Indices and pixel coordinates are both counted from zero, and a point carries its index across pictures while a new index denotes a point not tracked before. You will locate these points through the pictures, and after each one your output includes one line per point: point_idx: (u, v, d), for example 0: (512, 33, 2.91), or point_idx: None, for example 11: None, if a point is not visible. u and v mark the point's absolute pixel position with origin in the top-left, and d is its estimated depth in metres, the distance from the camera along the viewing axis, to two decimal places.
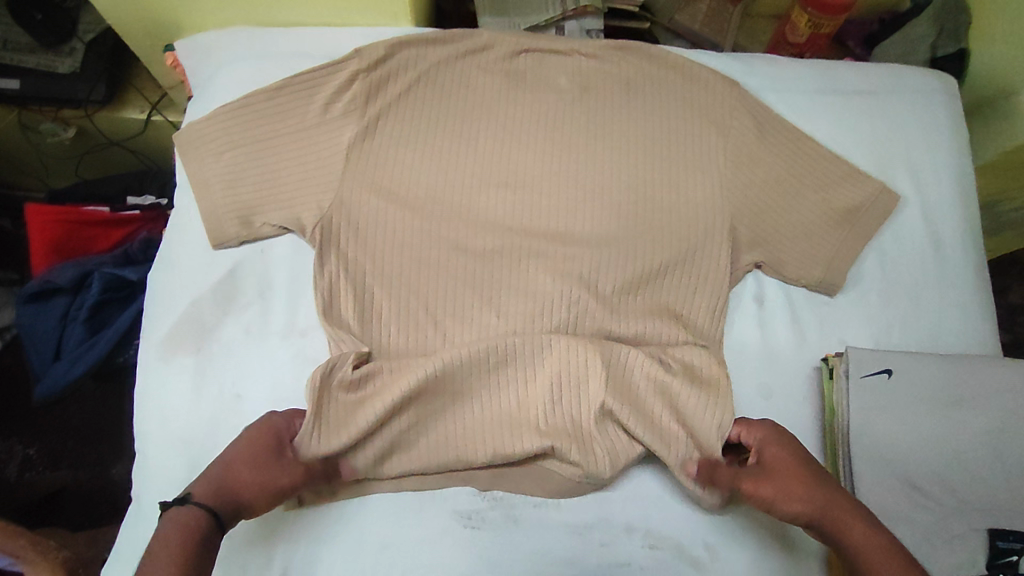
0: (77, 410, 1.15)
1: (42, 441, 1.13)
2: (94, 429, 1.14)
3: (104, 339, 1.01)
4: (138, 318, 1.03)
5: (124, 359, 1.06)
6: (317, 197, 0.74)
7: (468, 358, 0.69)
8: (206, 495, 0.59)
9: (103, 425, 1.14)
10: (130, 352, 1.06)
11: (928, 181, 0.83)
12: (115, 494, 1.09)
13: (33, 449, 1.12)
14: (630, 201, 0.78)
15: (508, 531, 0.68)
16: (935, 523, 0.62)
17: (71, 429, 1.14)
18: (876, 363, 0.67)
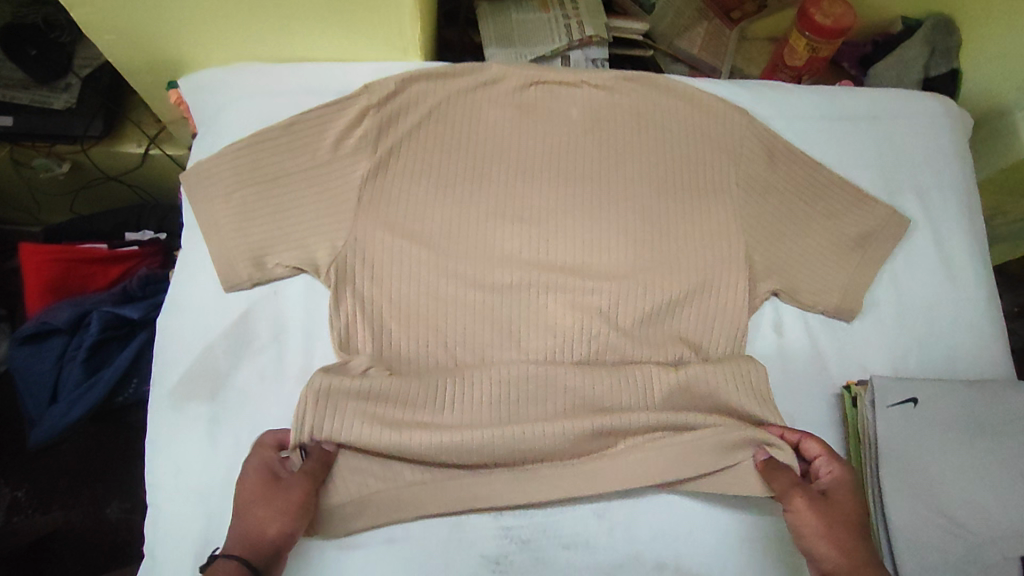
0: (69, 448, 1.11)
1: (31, 482, 1.09)
2: (87, 467, 1.10)
3: (104, 380, 0.98)
4: (138, 355, 1.00)
5: (124, 399, 1.04)
6: (332, 236, 0.73)
7: (494, 396, 0.69)
8: (236, 548, 0.55)
9: (96, 463, 1.10)
10: (131, 391, 1.03)
11: (935, 204, 0.84)
12: (112, 535, 1.06)
13: (22, 492, 1.08)
14: (645, 232, 0.78)
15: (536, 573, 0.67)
16: (969, 552, 0.61)
17: (63, 468, 1.10)
18: (901, 392, 0.67)
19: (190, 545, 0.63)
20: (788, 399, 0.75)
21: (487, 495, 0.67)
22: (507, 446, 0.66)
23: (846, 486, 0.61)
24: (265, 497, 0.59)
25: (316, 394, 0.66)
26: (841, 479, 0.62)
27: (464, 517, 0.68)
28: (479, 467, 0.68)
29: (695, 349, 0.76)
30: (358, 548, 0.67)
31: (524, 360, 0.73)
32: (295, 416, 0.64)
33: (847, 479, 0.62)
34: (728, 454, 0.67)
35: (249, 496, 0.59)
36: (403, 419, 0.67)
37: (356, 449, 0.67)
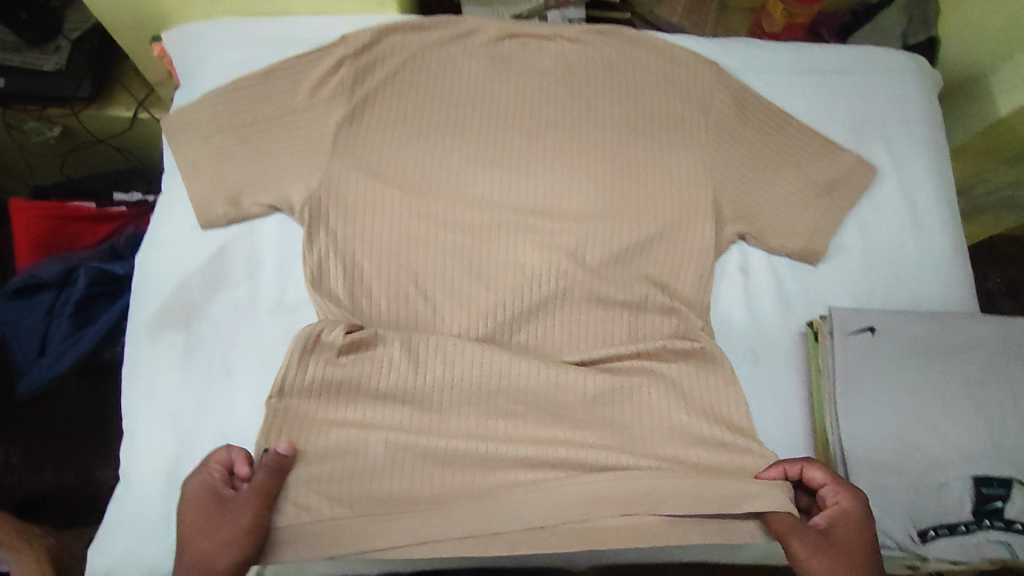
0: (60, 408, 1.08)
1: (23, 441, 1.06)
2: (76, 430, 1.08)
3: (90, 335, 1.00)
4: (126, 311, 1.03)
5: (110, 355, 1.06)
6: (306, 177, 0.75)
7: (463, 329, 0.73)
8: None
9: (87, 426, 1.09)
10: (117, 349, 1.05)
11: (903, 153, 0.86)
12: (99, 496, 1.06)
13: (15, 451, 1.06)
14: (613, 178, 0.80)
15: None
16: (921, 474, 0.64)
17: (54, 429, 1.08)
18: (859, 320, 0.68)
19: (164, 462, 0.66)
20: (756, 337, 0.77)
21: (455, 430, 0.67)
22: (473, 377, 0.70)
23: (850, 522, 0.61)
24: (210, 524, 0.58)
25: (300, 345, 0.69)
26: (848, 515, 0.61)
27: (429, 455, 0.66)
28: (443, 398, 0.69)
29: (665, 289, 0.77)
30: (320, 483, 0.64)
31: (493, 298, 0.74)
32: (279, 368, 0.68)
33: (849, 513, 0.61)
34: (677, 387, 0.71)
35: (200, 524, 0.59)
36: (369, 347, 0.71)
37: (328, 385, 0.68)
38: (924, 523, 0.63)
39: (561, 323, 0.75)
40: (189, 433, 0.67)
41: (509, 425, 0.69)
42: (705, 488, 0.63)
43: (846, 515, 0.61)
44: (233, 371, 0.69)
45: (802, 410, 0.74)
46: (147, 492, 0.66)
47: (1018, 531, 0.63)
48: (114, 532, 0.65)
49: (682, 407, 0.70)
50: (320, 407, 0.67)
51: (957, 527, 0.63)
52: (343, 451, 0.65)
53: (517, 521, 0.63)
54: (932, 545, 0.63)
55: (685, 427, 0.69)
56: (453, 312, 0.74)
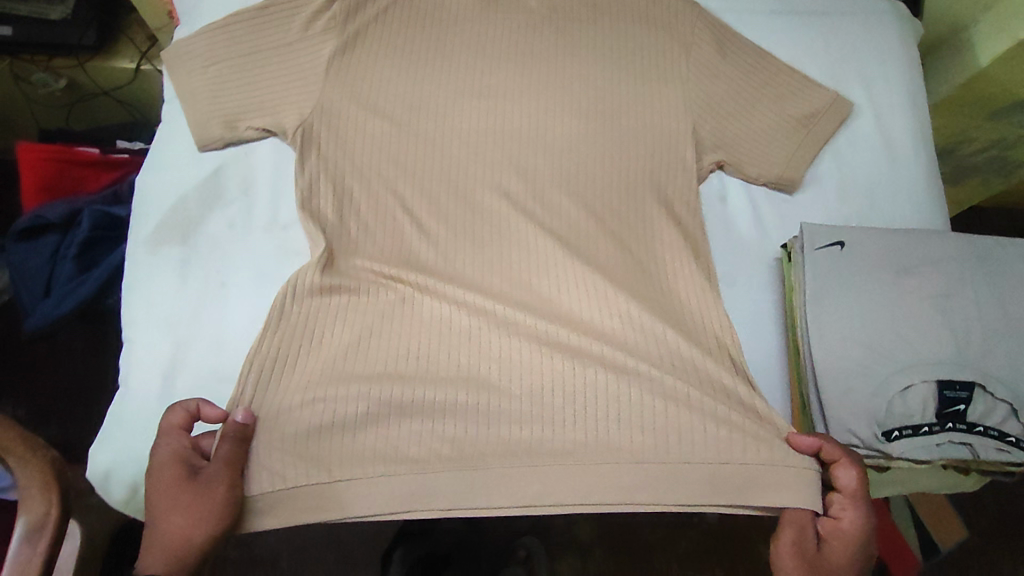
0: (67, 370, 1.18)
1: (30, 400, 1.15)
2: (80, 389, 1.16)
3: (93, 278, 1.02)
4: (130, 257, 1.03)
5: (112, 302, 1.08)
6: (299, 104, 0.78)
7: (453, 251, 0.76)
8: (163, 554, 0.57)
9: (90, 386, 1.17)
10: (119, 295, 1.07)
11: (880, 91, 0.88)
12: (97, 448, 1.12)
13: (22, 410, 1.14)
14: (596, 111, 0.83)
15: None
16: (887, 378, 0.66)
17: (61, 390, 1.16)
18: (828, 236, 0.72)
19: (160, 365, 0.69)
20: (732, 260, 0.79)
21: (444, 344, 0.70)
22: (459, 291, 0.73)
23: (847, 540, 0.63)
24: (181, 498, 0.59)
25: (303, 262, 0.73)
26: (848, 535, 0.63)
27: (415, 364, 0.69)
28: (428, 311, 0.72)
29: (651, 212, 0.78)
30: (310, 389, 0.67)
31: (477, 222, 0.77)
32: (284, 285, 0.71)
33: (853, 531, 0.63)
34: (657, 304, 0.74)
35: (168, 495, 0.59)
36: (361, 266, 0.74)
37: (324, 295, 0.72)
38: (890, 424, 0.65)
39: (538, 244, 0.76)
40: (186, 340, 0.70)
41: (494, 338, 0.71)
42: (684, 423, 0.67)
43: (845, 533, 0.63)
44: (229, 283, 0.73)
45: (774, 327, 0.77)
46: (145, 395, 0.69)
47: (978, 434, 0.65)
48: (114, 431, 0.69)
49: (660, 321, 0.73)
50: (314, 315, 0.71)
51: (921, 428, 0.65)
52: (330, 354, 0.69)
53: (499, 425, 0.67)
54: (895, 445, 0.65)
55: (661, 341, 0.71)
56: (439, 234, 0.76)
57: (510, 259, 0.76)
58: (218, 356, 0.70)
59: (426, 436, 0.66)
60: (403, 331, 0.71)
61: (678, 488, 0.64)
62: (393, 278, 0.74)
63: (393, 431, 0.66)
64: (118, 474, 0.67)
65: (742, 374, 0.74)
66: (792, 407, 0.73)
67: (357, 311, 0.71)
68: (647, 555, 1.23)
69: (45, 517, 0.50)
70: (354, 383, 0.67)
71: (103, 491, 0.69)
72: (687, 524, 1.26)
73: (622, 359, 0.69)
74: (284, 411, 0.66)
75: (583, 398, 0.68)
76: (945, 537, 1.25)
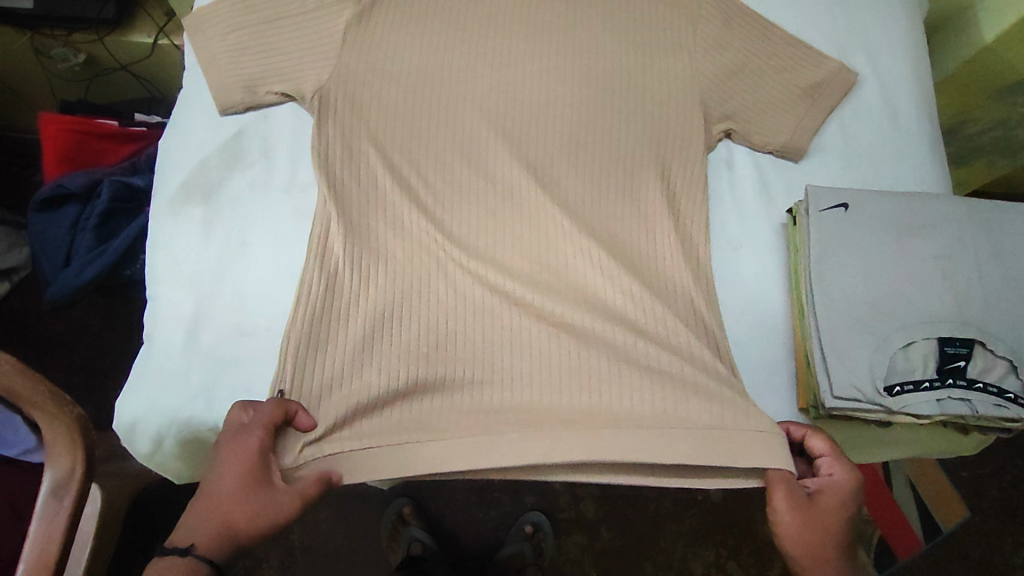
0: (84, 347, 1.23)
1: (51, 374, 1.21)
2: (98, 364, 1.22)
3: (111, 250, 1.03)
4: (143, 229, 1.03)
5: (129, 274, 1.09)
6: (316, 70, 0.79)
7: (467, 213, 0.78)
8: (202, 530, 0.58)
9: (107, 362, 1.22)
10: (137, 267, 1.08)
11: (885, 62, 0.90)
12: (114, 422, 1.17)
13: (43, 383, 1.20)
14: (606, 80, 0.82)
15: None
16: (888, 334, 0.69)
17: (78, 366, 1.22)
18: (833, 198, 0.74)
19: (184, 320, 0.73)
20: (738, 224, 0.81)
21: (458, 304, 0.73)
22: (473, 255, 0.75)
23: (840, 495, 0.63)
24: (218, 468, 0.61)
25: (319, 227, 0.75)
26: (842, 487, 0.63)
27: (428, 323, 0.72)
28: (442, 271, 0.74)
29: (666, 176, 0.79)
30: (332, 343, 0.70)
31: (491, 186, 0.78)
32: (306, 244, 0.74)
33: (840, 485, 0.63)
34: (665, 269, 0.76)
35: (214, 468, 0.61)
36: (375, 229, 0.76)
37: (342, 254, 0.74)
38: (891, 378, 0.67)
39: (547, 215, 0.77)
40: (208, 295, 0.74)
41: (506, 298, 0.74)
42: (679, 391, 0.68)
43: (836, 487, 0.63)
44: (249, 243, 0.76)
45: (781, 290, 0.79)
46: (168, 349, 0.72)
47: (978, 389, 0.67)
48: (138, 386, 0.71)
49: (664, 284, 0.75)
50: (331, 274, 0.73)
51: (922, 382, 0.67)
52: (349, 312, 0.72)
53: (511, 382, 0.70)
54: (898, 399, 0.67)
55: (661, 303, 0.73)
56: (453, 199, 0.78)
57: (519, 228, 0.77)
58: (242, 310, 0.74)
59: (440, 390, 0.70)
60: (417, 289, 0.73)
61: (677, 444, 0.67)
62: (404, 239, 0.75)
63: (410, 386, 0.69)
64: (143, 426, 0.70)
65: (746, 335, 0.76)
66: (797, 366, 0.75)
67: (373, 272, 0.74)
68: (651, 533, 1.25)
69: (68, 472, 0.57)
70: (375, 340, 0.71)
71: (129, 442, 0.72)
72: (691, 504, 1.27)
73: (628, 318, 0.73)
74: (302, 365, 0.69)
75: (586, 356, 0.71)
76: (948, 516, 1.25)
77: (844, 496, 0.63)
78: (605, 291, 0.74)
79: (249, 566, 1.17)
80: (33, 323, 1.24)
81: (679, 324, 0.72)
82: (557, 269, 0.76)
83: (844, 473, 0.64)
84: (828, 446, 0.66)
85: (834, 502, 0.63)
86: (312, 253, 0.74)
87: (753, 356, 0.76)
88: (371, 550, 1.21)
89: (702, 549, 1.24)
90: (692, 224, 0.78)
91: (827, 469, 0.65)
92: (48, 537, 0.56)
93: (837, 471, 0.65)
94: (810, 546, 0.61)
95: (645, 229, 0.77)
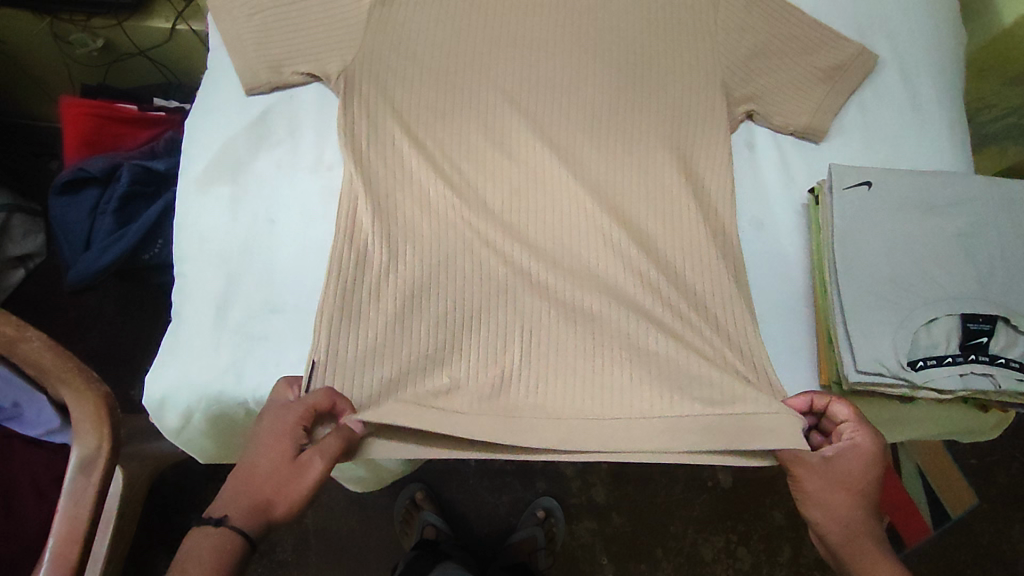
0: (98, 334, 1.25)
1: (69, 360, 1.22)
2: (117, 351, 1.23)
3: (132, 232, 1.02)
4: (163, 213, 1.03)
5: (149, 258, 1.06)
6: (341, 51, 0.80)
7: (493, 193, 0.78)
8: (240, 507, 0.57)
9: (125, 349, 1.24)
10: (156, 250, 1.06)
11: (905, 45, 0.90)
12: (132, 408, 1.19)
13: None
14: (630, 62, 0.82)
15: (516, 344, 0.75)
16: (911, 311, 0.70)
17: (95, 352, 1.23)
18: (856, 176, 0.76)
19: (212, 298, 0.74)
20: (760, 204, 0.82)
21: (485, 283, 0.74)
22: (499, 234, 0.76)
23: (860, 459, 0.63)
24: (262, 444, 0.60)
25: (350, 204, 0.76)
26: (861, 451, 0.63)
27: (453, 301, 0.73)
28: (468, 250, 0.75)
29: (689, 158, 0.79)
30: (355, 319, 0.71)
31: (516, 167, 0.79)
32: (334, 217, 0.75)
33: (860, 449, 0.63)
34: (689, 251, 0.76)
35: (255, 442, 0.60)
36: (402, 210, 0.76)
37: (370, 233, 0.74)
38: (914, 353, 0.69)
39: (570, 200, 0.78)
40: (237, 274, 0.75)
41: (534, 277, 0.75)
42: (696, 371, 0.70)
43: (855, 453, 0.63)
44: (276, 222, 0.77)
45: (802, 268, 0.80)
46: (197, 325, 0.73)
47: (1001, 365, 0.68)
48: (167, 363, 0.72)
49: (691, 264, 0.75)
50: (358, 252, 0.74)
51: (945, 358, 0.68)
52: (382, 292, 0.72)
53: (538, 361, 0.71)
54: (921, 373, 0.68)
55: (678, 285, 0.74)
56: (478, 180, 0.78)
57: (542, 209, 0.78)
58: (267, 289, 0.75)
59: (467, 367, 0.71)
60: (444, 268, 0.74)
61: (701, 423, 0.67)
62: (427, 219, 0.76)
63: (439, 363, 0.71)
64: (172, 401, 0.71)
65: (768, 314, 0.77)
66: (818, 343, 0.76)
67: (399, 249, 0.74)
68: (662, 520, 1.26)
69: (95, 450, 0.63)
70: (405, 319, 0.72)
71: (158, 418, 0.73)
72: (702, 490, 1.28)
73: (651, 298, 0.73)
74: (334, 340, 0.69)
75: (608, 332, 0.72)
76: (956, 503, 1.26)
77: (865, 458, 0.63)
78: (626, 272, 0.75)
79: (263, 551, 1.18)
80: (49, 308, 1.26)
81: (696, 309, 0.74)
82: (582, 250, 0.76)
83: (863, 438, 0.64)
84: (850, 411, 0.65)
85: (853, 467, 0.63)
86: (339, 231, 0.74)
87: (774, 335, 0.76)
88: (384, 534, 1.22)
89: (712, 534, 1.25)
90: (720, 208, 0.78)
91: (847, 434, 0.65)
92: (76, 512, 0.61)
93: (857, 436, 0.64)
94: (833, 513, 0.61)
95: (673, 211, 0.77)
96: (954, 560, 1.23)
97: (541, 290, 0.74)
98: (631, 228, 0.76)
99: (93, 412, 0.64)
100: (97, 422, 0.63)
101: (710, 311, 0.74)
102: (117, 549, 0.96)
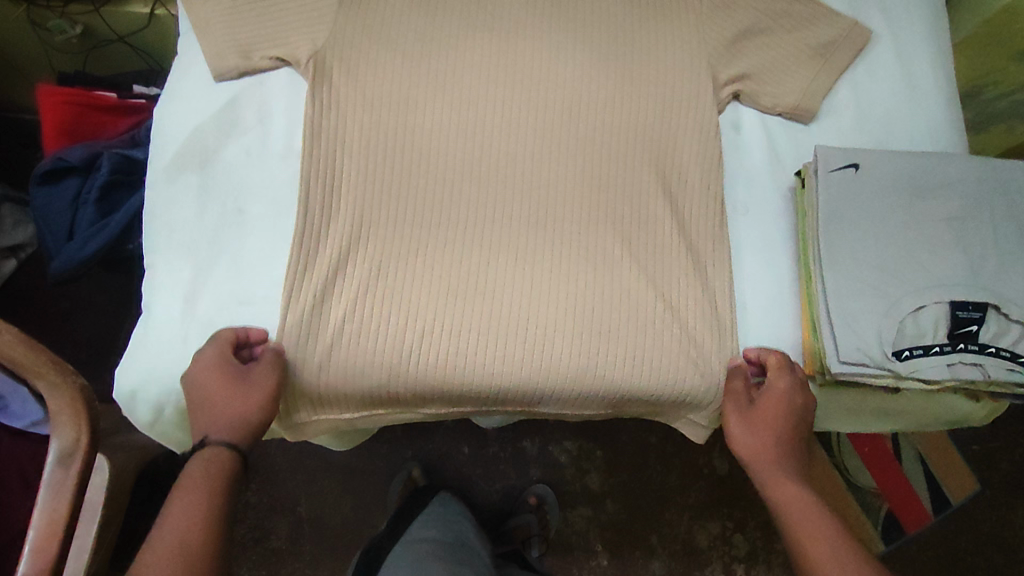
0: (90, 324, 1.25)
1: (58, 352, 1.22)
2: (104, 342, 1.23)
3: (113, 222, 1.00)
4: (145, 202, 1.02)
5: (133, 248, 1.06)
6: (310, 33, 0.76)
7: (468, 179, 0.75)
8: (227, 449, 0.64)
9: (112, 339, 1.24)
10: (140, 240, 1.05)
11: (901, 20, 0.86)
12: None
13: None
14: (610, 46, 0.79)
15: (482, 333, 0.71)
16: (897, 298, 0.68)
17: (84, 343, 1.24)
18: (843, 158, 0.72)
19: (183, 290, 0.73)
20: (745, 187, 0.79)
21: (456, 271, 0.72)
22: (475, 225, 0.74)
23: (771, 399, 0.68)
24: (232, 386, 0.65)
25: (321, 197, 0.73)
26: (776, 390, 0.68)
27: (424, 294, 0.71)
28: (446, 239, 0.73)
29: (672, 145, 0.77)
30: (328, 316, 0.71)
31: (493, 153, 0.76)
32: (302, 204, 0.73)
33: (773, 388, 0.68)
34: (673, 239, 0.74)
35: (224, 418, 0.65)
36: (374, 197, 0.74)
37: (341, 222, 0.73)
38: (901, 342, 0.67)
39: (539, 191, 0.75)
40: (207, 266, 0.74)
41: (509, 271, 0.72)
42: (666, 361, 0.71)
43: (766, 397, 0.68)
44: (246, 211, 0.76)
45: (787, 255, 0.77)
46: (167, 318, 0.72)
47: (991, 354, 0.66)
48: (138, 355, 0.71)
49: (674, 252, 0.74)
50: (328, 244, 0.72)
51: (932, 347, 0.66)
52: (342, 282, 0.72)
53: (521, 360, 0.71)
54: (907, 363, 0.66)
55: (662, 274, 0.73)
56: (450, 166, 0.75)
57: (516, 193, 0.75)
58: (239, 279, 0.73)
59: (441, 360, 0.71)
60: (420, 258, 0.72)
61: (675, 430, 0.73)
62: (398, 208, 0.73)
63: (399, 372, 0.70)
64: (142, 396, 0.71)
65: (752, 303, 0.75)
66: (803, 331, 0.74)
67: (371, 237, 0.73)
68: (657, 509, 1.24)
69: (73, 443, 0.62)
70: (353, 318, 0.71)
71: (130, 412, 0.72)
72: (697, 477, 1.26)
73: (630, 290, 0.72)
74: (297, 353, 0.70)
75: (587, 326, 0.71)
76: (956, 489, 1.21)
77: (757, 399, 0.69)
78: (608, 263, 0.73)
79: (257, 538, 1.18)
80: (39, 300, 1.26)
81: (679, 299, 0.73)
82: (562, 239, 0.73)
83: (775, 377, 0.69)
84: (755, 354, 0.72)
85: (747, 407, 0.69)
86: (306, 222, 0.72)
87: (757, 325, 0.74)
88: (377, 522, 1.22)
89: (708, 521, 1.24)
90: (703, 193, 0.76)
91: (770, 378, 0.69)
92: (56, 505, 0.60)
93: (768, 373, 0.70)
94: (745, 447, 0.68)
95: (659, 198, 0.75)
96: (954, 547, 1.22)
97: (509, 279, 0.72)
98: (608, 218, 0.74)
99: (70, 405, 0.63)
100: (73, 416, 0.63)
101: (696, 303, 0.73)
102: (107, 537, 0.96)
